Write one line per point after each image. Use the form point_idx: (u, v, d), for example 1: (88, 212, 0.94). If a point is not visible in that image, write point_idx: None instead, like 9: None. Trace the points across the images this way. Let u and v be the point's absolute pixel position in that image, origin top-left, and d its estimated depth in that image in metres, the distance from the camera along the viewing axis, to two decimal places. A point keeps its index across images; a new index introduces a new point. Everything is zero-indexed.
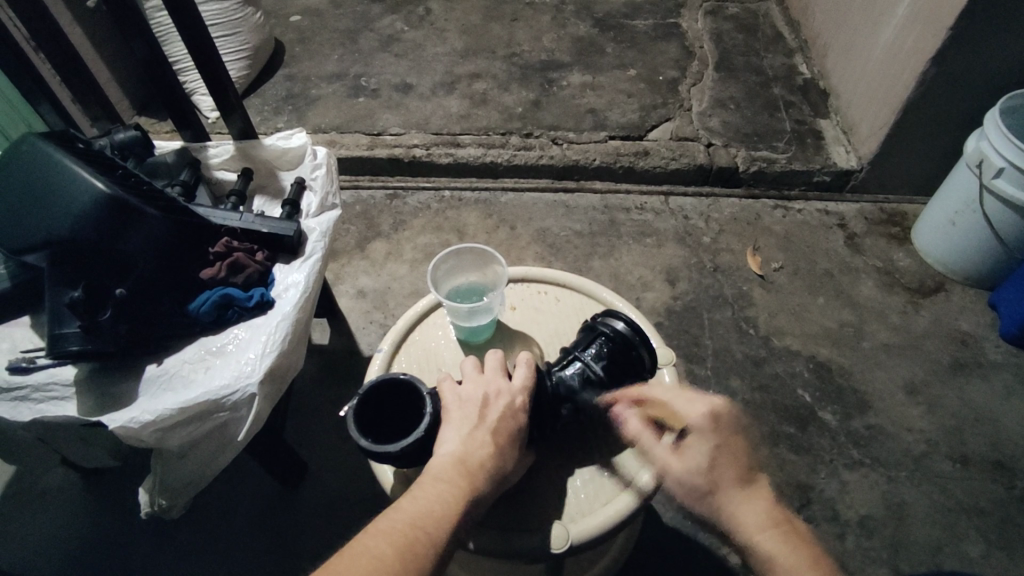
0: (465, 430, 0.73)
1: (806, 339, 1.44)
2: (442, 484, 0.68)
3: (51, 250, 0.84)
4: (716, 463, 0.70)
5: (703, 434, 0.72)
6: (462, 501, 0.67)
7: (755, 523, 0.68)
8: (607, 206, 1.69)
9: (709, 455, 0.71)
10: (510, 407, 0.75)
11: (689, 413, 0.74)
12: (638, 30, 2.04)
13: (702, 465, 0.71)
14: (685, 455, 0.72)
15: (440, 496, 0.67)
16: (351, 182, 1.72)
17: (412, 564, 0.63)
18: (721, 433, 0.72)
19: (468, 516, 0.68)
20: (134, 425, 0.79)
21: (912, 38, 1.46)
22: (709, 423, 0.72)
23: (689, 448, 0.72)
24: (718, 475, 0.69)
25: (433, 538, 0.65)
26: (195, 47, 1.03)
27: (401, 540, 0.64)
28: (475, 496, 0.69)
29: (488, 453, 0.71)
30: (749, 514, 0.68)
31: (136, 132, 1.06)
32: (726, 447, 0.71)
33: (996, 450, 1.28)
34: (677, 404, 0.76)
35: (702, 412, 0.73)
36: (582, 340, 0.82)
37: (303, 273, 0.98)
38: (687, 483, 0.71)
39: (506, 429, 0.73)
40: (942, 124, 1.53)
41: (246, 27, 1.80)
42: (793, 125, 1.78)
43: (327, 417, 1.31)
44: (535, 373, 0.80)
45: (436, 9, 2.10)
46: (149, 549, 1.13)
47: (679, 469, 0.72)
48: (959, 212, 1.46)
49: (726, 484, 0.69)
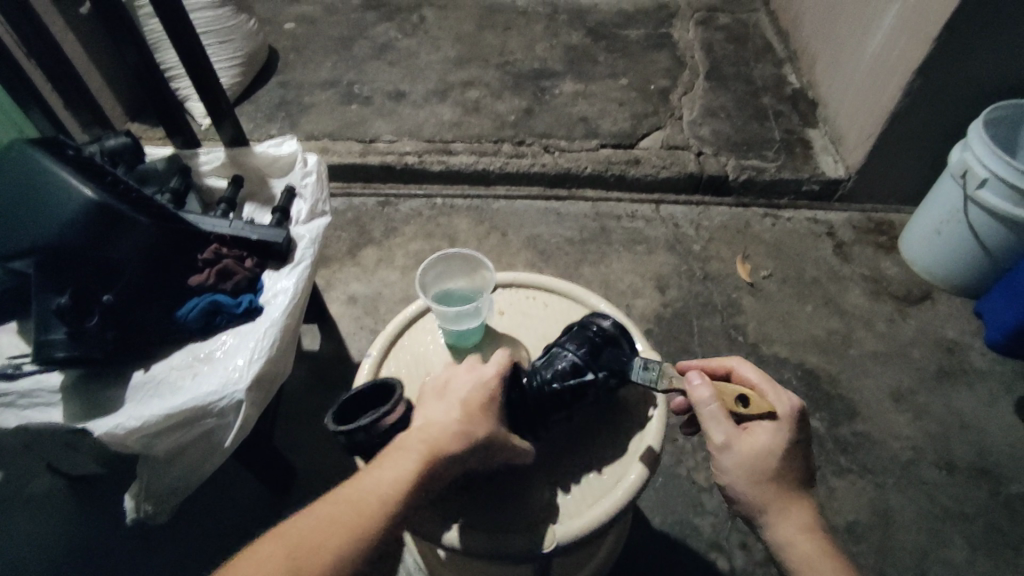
0: (434, 407, 0.73)
1: (794, 346, 1.45)
2: (400, 449, 0.69)
3: (37, 255, 0.84)
4: (787, 457, 0.71)
5: (788, 424, 0.72)
6: (414, 464, 0.67)
7: (792, 528, 0.70)
8: (598, 214, 1.70)
9: (785, 446, 0.71)
10: (478, 383, 0.74)
11: (781, 399, 0.74)
12: (629, 39, 2.06)
13: (776, 453, 0.71)
14: (759, 438, 0.72)
15: (394, 460, 0.68)
16: (343, 189, 1.72)
17: (356, 523, 0.65)
18: (797, 430, 0.72)
19: (424, 480, 0.68)
20: (121, 431, 0.79)
21: (898, 49, 1.48)
22: (796, 417, 0.72)
23: (763, 432, 0.72)
24: (784, 470, 0.71)
25: (383, 501, 0.66)
26: (185, 51, 1.03)
27: (350, 504, 0.66)
28: (432, 460, 0.68)
29: (450, 420, 0.71)
30: (801, 513, 0.71)
31: (127, 139, 1.07)
32: (797, 445, 0.72)
33: (981, 457, 1.29)
34: (770, 389, 0.75)
35: (792, 403, 0.73)
36: (572, 337, 0.83)
37: (293, 279, 0.98)
38: (756, 465, 0.70)
39: (474, 400, 0.73)
40: (930, 135, 1.55)
41: (239, 35, 1.81)
42: (782, 134, 1.80)
43: (316, 423, 1.31)
44: (513, 364, 0.80)
45: (430, 18, 2.12)
46: (135, 556, 1.13)
47: (752, 446, 0.71)
48: (944, 221, 1.48)
49: (785, 479, 0.71)
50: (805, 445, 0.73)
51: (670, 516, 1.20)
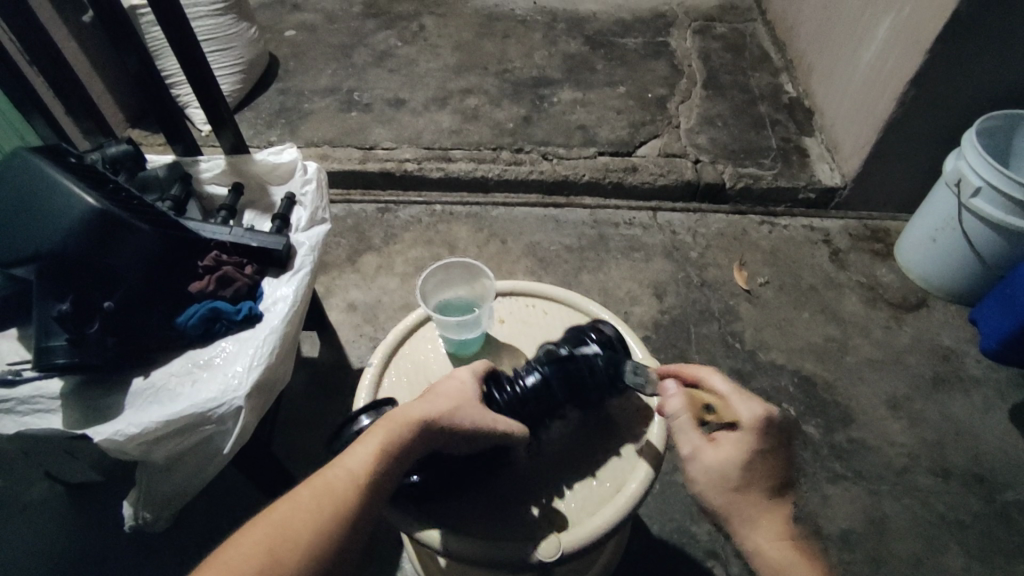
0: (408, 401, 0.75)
1: (791, 353, 1.46)
2: (367, 430, 0.71)
3: (38, 262, 0.85)
4: (751, 465, 0.70)
5: (751, 434, 0.70)
6: (377, 438, 0.69)
7: (764, 535, 0.69)
8: (596, 221, 1.71)
9: (749, 455, 0.70)
10: (450, 379, 0.78)
11: (746, 410, 0.72)
12: (628, 48, 2.08)
13: (739, 461, 0.70)
14: (721, 448, 0.72)
15: (360, 439, 0.70)
16: (343, 196, 1.73)
17: (327, 498, 0.66)
18: (765, 439, 0.70)
19: (391, 452, 0.69)
20: (120, 438, 0.79)
21: (892, 60, 1.50)
22: (760, 425, 0.71)
23: (730, 443, 0.71)
24: (749, 478, 0.70)
25: (353, 478, 0.68)
26: (187, 59, 1.04)
27: (325, 484, 0.67)
28: (397, 432, 0.70)
29: (415, 401, 0.74)
30: (769, 523, 0.69)
31: (129, 147, 1.08)
32: (763, 453, 0.70)
33: (976, 464, 1.30)
34: (736, 398, 0.73)
35: (757, 411, 0.71)
36: (569, 341, 0.86)
37: (292, 287, 0.99)
38: (716, 476, 0.71)
39: (441, 387, 0.76)
40: (924, 145, 1.57)
41: (240, 42, 1.83)
42: (778, 142, 1.82)
43: (314, 430, 1.31)
44: (491, 376, 0.82)
45: (429, 26, 2.14)
46: (132, 563, 1.13)
47: (714, 458, 0.71)
48: (940, 229, 1.49)
49: (754, 490, 0.70)
50: (777, 453, 0.71)
51: (667, 523, 1.20)
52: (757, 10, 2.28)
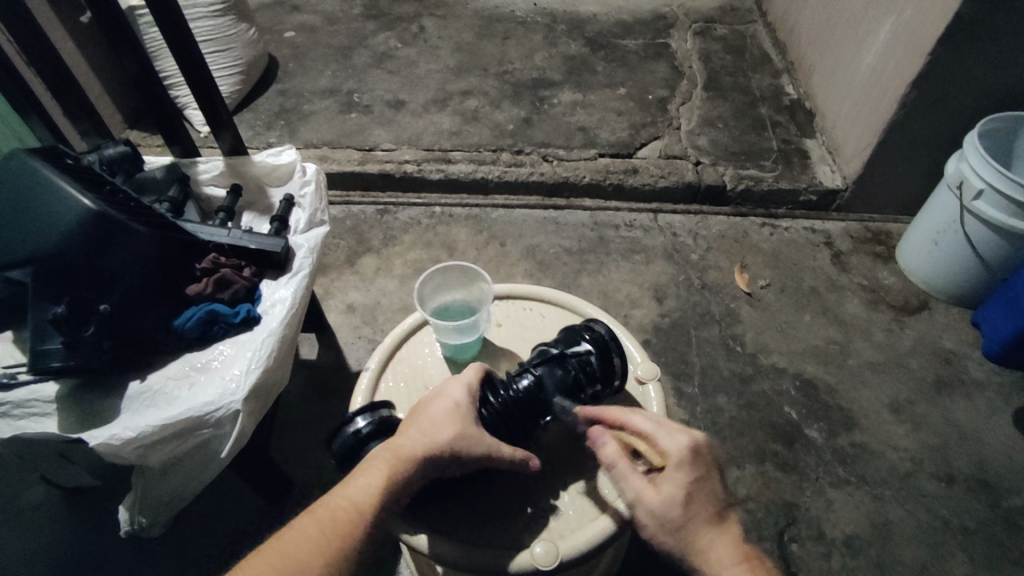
0: (408, 424, 0.75)
1: (793, 356, 1.45)
2: (368, 460, 0.73)
3: (34, 264, 0.84)
4: (691, 497, 0.71)
5: (683, 468, 0.72)
6: (381, 471, 0.71)
7: (725, 561, 0.70)
8: (596, 223, 1.70)
9: (687, 489, 0.71)
10: (446, 396, 0.76)
11: (670, 445, 0.73)
12: (628, 49, 2.07)
13: (680, 497, 0.71)
14: (660, 488, 0.72)
15: (362, 470, 0.72)
16: (342, 198, 1.72)
17: (333, 529, 0.69)
18: (698, 467, 0.72)
19: (392, 485, 0.71)
20: (116, 442, 0.79)
21: (894, 63, 1.50)
22: (689, 457, 0.72)
23: (666, 482, 0.72)
24: (692, 511, 0.71)
25: (357, 508, 0.70)
26: (185, 60, 1.04)
27: (330, 514, 0.70)
28: (397, 465, 0.71)
29: (413, 428, 0.74)
30: (721, 549, 0.70)
31: (126, 148, 1.07)
32: (702, 480, 0.72)
33: (980, 469, 1.29)
34: (659, 435, 0.75)
35: (682, 443, 0.73)
36: (561, 340, 0.85)
37: (291, 289, 0.98)
38: (662, 517, 0.71)
39: (437, 409, 0.75)
40: (926, 147, 1.56)
41: (239, 43, 1.82)
42: (779, 144, 1.81)
43: (313, 433, 1.30)
44: (487, 378, 0.80)
45: (429, 27, 2.13)
46: (130, 568, 1.12)
47: (654, 500, 0.72)
48: (941, 232, 1.48)
49: (699, 521, 0.71)
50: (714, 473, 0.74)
51: None
52: (758, 12, 2.27)
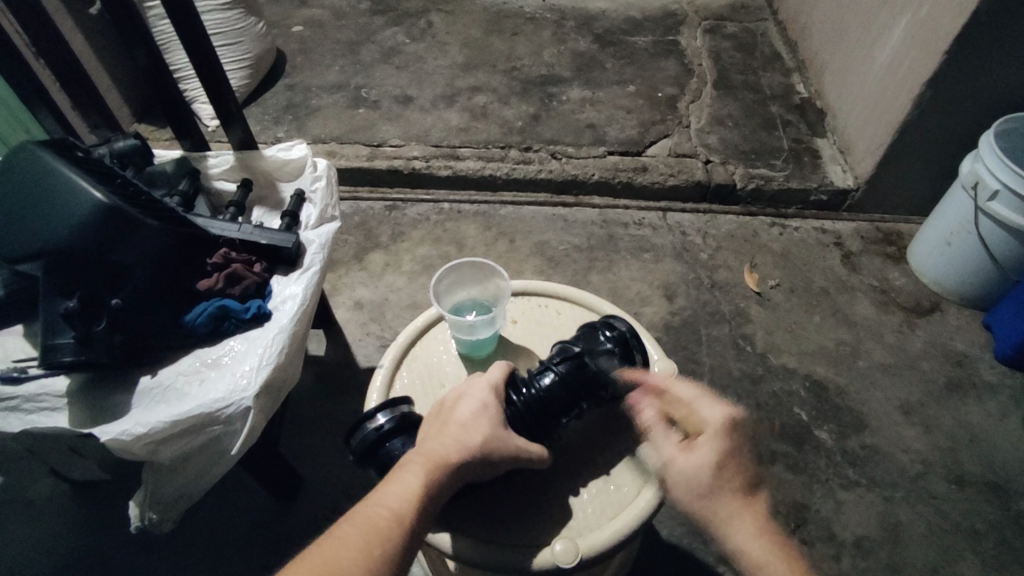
0: (436, 430, 0.74)
1: (803, 357, 1.44)
2: (399, 467, 0.70)
3: (45, 259, 0.83)
4: (723, 467, 0.68)
5: (719, 435, 0.70)
6: (416, 474, 0.69)
7: (746, 534, 0.66)
8: (605, 221, 1.69)
9: (716, 455, 0.69)
10: (470, 400, 0.76)
11: (710, 413, 0.72)
12: (637, 46, 2.06)
13: (710, 464, 0.68)
14: (694, 451, 0.70)
15: (395, 476, 0.69)
16: (350, 193, 1.72)
17: (374, 537, 0.64)
18: (733, 438, 0.70)
19: (430, 490, 0.68)
20: (127, 438, 0.78)
21: (907, 61, 1.48)
22: (728, 427, 0.70)
23: (699, 447, 0.70)
24: (721, 480, 0.68)
25: (395, 514, 0.66)
26: (197, 51, 1.03)
27: (367, 523, 0.65)
28: (433, 470, 0.69)
29: (443, 433, 0.73)
30: (744, 523, 0.66)
31: (136, 141, 1.05)
32: (735, 453, 0.69)
33: (992, 472, 1.28)
34: (700, 402, 0.74)
35: (721, 414, 0.72)
36: (581, 337, 0.83)
37: (302, 285, 0.98)
38: (688, 480, 0.69)
39: (464, 413, 0.74)
40: (938, 147, 1.55)
41: (248, 37, 1.81)
42: (790, 143, 1.80)
43: (321, 430, 1.30)
44: (509, 378, 0.81)
45: (438, 22, 2.12)
46: (138, 562, 1.12)
47: (684, 465, 0.70)
48: (954, 233, 1.47)
49: (723, 490, 0.67)
50: (748, 452, 0.70)
51: (678, 528, 1.18)
52: (768, 10, 2.26)
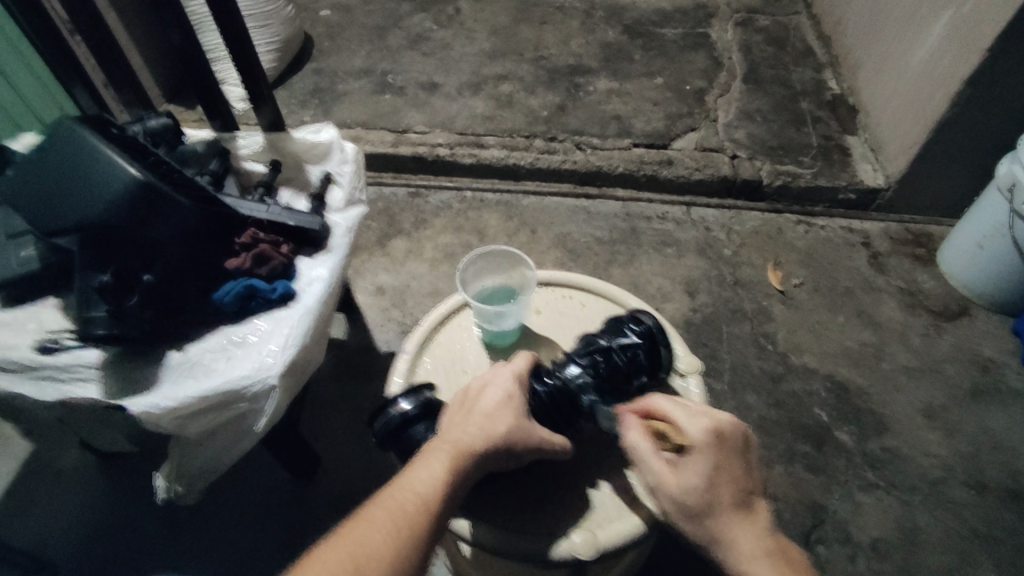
0: (460, 419, 0.74)
1: (825, 357, 1.42)
2: (425, 454, 0.70)
3: (81, 233, 0.84)
4: (713, 484, 0.68)
5: (705, 451, 0.69)
6: (442, 462, 0.69)
7: (745, 552, 0.67)
8: (628, 214, 1.68)
9: (707, 474, 0.68)
10: (493, 389, 0.76)
11: (694, 427, 0.70)
12: (666, 38, 2.03)
13: (701, 482, 0.69)
14: (681, 474, 0.70)
15: (421, 462, 0.69)
16: (374, 179, 1.72)
17: (402, 522, 0.65)
18: (722, 451, 0.69)
19: (455, 477, 0.69)
20: (157, 412, 0.80)
21: (946, 59, 1.45)
22: (711, 440, 0.69)
23: (687, 468, 0.70)
24: (713, 497, 0.68)
25: (421, 499, 0.66)
26: (229, 31, 1.03)
27: (394, 507, 0.66)
28: (459, 459, 0.70)
29: (468, 422, 0.73)
30: (743, 541, 0.68)
31: (169, 121, 1.08)
32: (726, 466, 0.69)
33: (1015, 480, 1.25)
34: (683, 416, 0.72)
35: (705, 426, 0.70)
36: (607, 330, 0.84)
37: (328, 268, 0.99)
38: (681, 503, 0.70)
39: (488, 402, 0.75)
40: (974, 149, 1.52)
41: (278, 20, 1.82)
42: (819, 140, 1.77)
43: (339, 412, 1.31)
44: (534, 368, 0.81)
45: (465, 9, 2.11)
46: (161, 535, 1.14)
47: (674, 487, 0.70)
48: (987, 236, 1.44)
49: (722, 506, 0.68)
50: (742, 459, 0.70)
51: None
52: (802, 3, 2.21)
